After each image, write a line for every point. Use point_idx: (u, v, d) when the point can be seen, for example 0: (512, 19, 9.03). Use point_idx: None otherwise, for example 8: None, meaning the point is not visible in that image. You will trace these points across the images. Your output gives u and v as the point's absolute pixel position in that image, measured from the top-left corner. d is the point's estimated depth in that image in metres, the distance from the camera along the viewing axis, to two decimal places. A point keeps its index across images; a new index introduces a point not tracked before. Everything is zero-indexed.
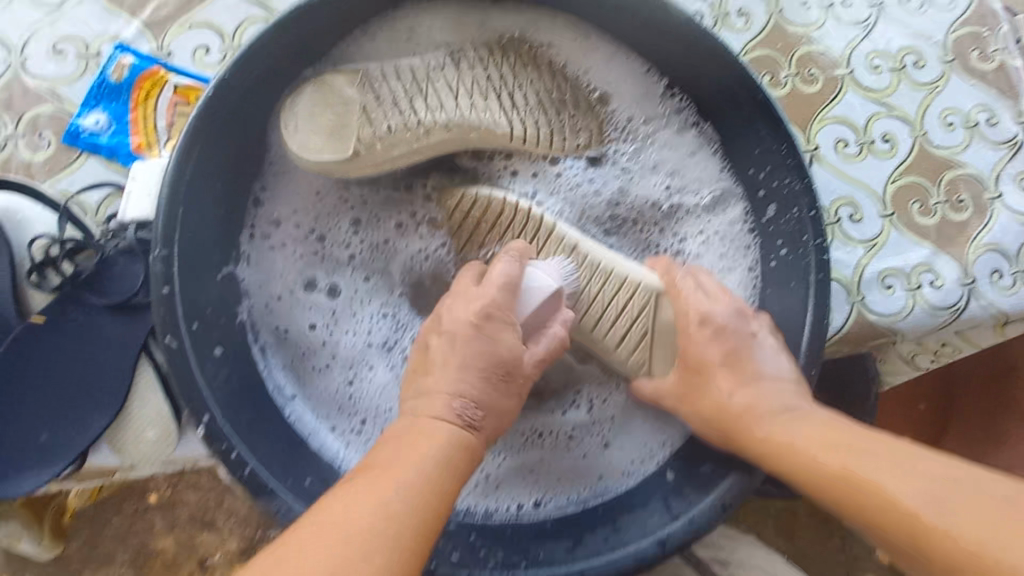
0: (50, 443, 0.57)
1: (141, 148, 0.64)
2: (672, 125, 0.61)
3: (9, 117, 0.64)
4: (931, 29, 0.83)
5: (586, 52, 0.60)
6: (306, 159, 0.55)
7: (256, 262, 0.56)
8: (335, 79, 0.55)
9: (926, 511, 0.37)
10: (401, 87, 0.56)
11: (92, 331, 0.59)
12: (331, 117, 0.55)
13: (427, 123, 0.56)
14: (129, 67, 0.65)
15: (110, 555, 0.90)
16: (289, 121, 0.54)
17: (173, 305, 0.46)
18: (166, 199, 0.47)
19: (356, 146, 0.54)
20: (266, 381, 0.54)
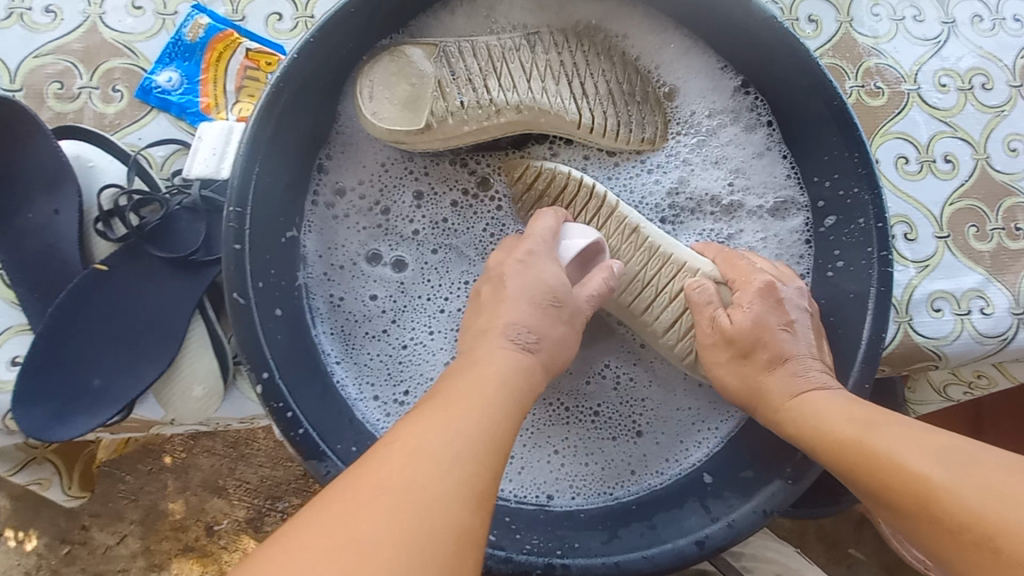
0: (100, 389, 0.58)
1: (208, 108, 0.65)
2: (740, 124, 0.61)
3: (85, 68, 0.65)
4: (1002, 51, 0.81)
5: (657, 51, 0.61)
6: (379, 127, 0.56)
7: (318, 230, 0.58)
8: (413, 50, 0.56)
9: (934, 473, 0.39)
10: (475, 64, 0.56)
11: (149, 283, 0.60)
12: (406, 87, 0.56)
13: (499, 102, 0.56)
14: (204, 28, 0.67)
15: (119, 513, 0.92)
16: (364, 87, 0.55)
17: (242, 262, 0.47)
18: (243, 157, 0.47)
19: (428, 120, 0.55)
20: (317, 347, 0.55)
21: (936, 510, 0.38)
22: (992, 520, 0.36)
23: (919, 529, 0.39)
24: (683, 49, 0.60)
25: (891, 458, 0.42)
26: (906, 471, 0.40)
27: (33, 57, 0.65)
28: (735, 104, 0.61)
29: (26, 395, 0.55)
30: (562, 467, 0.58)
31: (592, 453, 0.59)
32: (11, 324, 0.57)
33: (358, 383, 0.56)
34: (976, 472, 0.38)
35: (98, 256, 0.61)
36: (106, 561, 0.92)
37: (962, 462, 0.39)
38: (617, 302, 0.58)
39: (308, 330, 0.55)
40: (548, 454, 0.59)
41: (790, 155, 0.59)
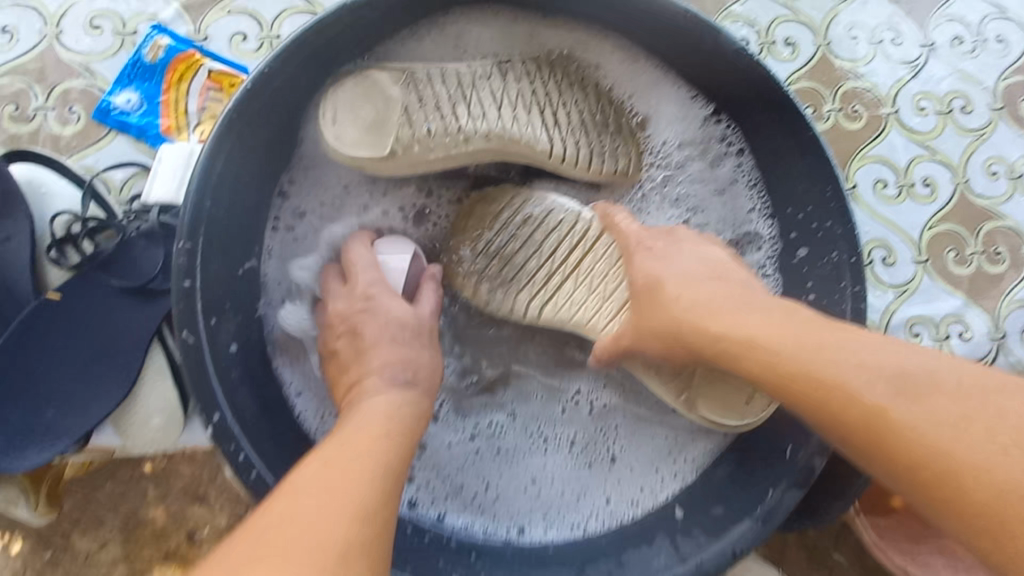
0: (53, 421, 0.55)
1: (169, 130, 0.63)
2: (708, 152, 0.59)
3: (41, 89, 0.63)
4: (981, 74, 0.80)
5: (629, 77, 0.59)
6: (341, 152, 0.53)
7: (277, 255, 0.55)
8: (380, 78, 0.54)
9: (893, 406, 0.35)
10: (445, 91, 0.54)
11: (102, 310, 0.57)
12: (372, 111, 0.53)
13: (468, 130, 0.53)
14: (165, 48, 0.65)
15: (98, 519, 0.77)
16: (326, 111, 0.53)
17: (194, 298, 0.45)
18: (194, 194, 0.46)
19: (393, 146, 0.53)
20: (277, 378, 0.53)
21: (891, 446, 0.34)
22: (955, 455, 0.32)
23: (869, 460, 0.36)
24: (650, 80, 0.59)
25: (844, 392, 0.36)
26: (862, 403, 0.35)
27: None
28: (700, 133, 0.59)
29: None
30: (529, 494, 0.56)
31: (565, 481, 0.57)
32: None
33: (319, 416, 0.53)
34: (937, 403, 0.34)
35: (53, 284, 0.58)
36: (87, 569, 0.77)
37: (919, 390, 0.35)
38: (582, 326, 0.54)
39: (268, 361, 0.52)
40: (517, 481, 0.57)
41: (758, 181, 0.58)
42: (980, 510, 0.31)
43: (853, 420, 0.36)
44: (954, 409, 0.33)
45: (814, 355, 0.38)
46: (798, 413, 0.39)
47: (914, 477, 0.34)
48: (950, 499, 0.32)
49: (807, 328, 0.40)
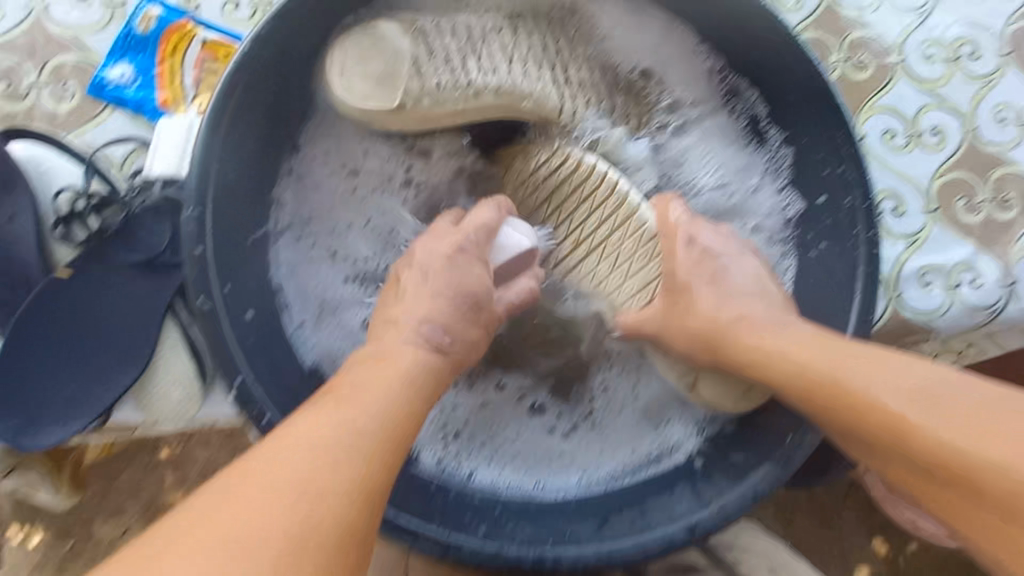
0: (72, 398, 0.56)
1: (166, 103, 0.63)
2: (727, 120, 0.59)
3: (32, 65, 0.62)
4: (989, 19, 0.79)
5: (636, 40, 0.58)
6: (351, 106, 0.52)
7: (287, 200, 0.54)
8: (388, 28, 0.52)
9: (913, 411, 0.37)
10: (455, 44, 0.53)
11: (112, 287, 0.57)
12: (380, 63, 0.52)
13: (479, 84, 0.53)
14: (155, 19, 0.63)
15: (120, 506, 0.79)
16: (334, 62, 0.51)
17: (206, 264, 0.45)
18: (203, 152, 0.46)
19: (402, 98, 0.52)
20: (285, 322, 0.52)
21: (912, 446, 0.37)
22: (969, 454, 0.34)
23: (895, 462, 0.38)
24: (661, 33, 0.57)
25: (868, 400, 0.39)
26: (884, 409, 0.38)
27: None
28: (710, 76, 0.58)
29: None
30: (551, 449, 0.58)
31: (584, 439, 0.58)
32: None
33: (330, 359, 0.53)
34: (958, 409, 0.36)
35: (61, 263, 0.58)
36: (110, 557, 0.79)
37: (942, 399, 0.37)
38: (605, 299, 0.55)
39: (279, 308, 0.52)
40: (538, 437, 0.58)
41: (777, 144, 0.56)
42: (989, 499, 0.34)
43: (876, 424, 0.38)
44: (970, 410, 0.36)
45: (834, 367, 0.41)
46: (823, 420, 0.42)
47: (934, 477, 0.36)
48: (972, 495, 0.34)
49: (826, 342, 0.43)
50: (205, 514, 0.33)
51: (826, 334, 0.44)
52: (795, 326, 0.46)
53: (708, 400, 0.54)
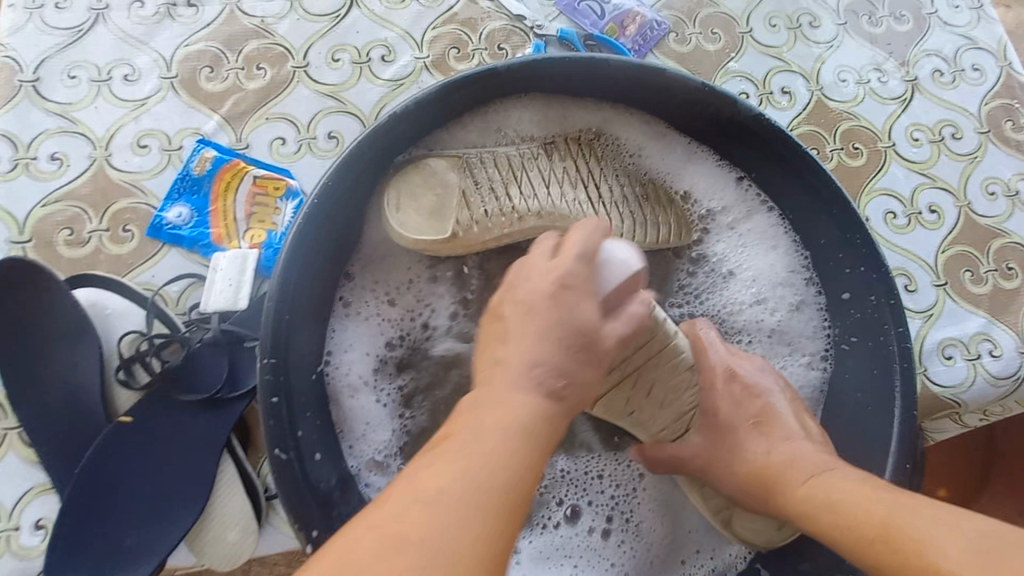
0: (135, 546, 0.56)
1: (220, 238, 0.67)
2: (764, 227, 0.62)
3: (95, 211, 0.66)
4: (964, 102, 0.87)
5: (662, 155, 0.63)
6: (406, 238, 0.56)
7: (344, 340, 0.56)
8: (437, 164, 0.57)
9: (962, 571, 0.36)
10: (497, 175, 0.58)
11: (173, 427, 0.58)
12: (432, 198, 0.57)
13: (521, 209, 0.57)
14: (211, 160, 0.69)
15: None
16: (391, 201, 0.56)
17: (281, 414, 0.47)
18: (275, 297, 0.48)
19: (456, 229, 0.56)
20: (349, 463, 0.53)
21: None
22: None
23: None
24: (685, 147, 0.63)
25: (919, 557, 0.38)
26: (936, 568, 0.37)
27: (40, 206, 0.66)
28: (741, 196, 0.62)
29: (58, 564, 0.54)
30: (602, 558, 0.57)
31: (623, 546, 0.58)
32: (31, 485, 0.57)
33: None
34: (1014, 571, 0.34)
35: (125, 405, 0.60)
36: None
37: (999, 557, 0.35)
38: (642, 427, 0.56)
39: (341, 449, 0.53)
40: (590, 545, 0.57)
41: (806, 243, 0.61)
42: None
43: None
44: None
45: (881, 518, 0.41)
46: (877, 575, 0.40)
47: None
48: None
49: (871, 489, 0.44)
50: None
51: (875, 480, 0.45)
52: (844, 470, 0.48)
53: (742, 536, 0.55)
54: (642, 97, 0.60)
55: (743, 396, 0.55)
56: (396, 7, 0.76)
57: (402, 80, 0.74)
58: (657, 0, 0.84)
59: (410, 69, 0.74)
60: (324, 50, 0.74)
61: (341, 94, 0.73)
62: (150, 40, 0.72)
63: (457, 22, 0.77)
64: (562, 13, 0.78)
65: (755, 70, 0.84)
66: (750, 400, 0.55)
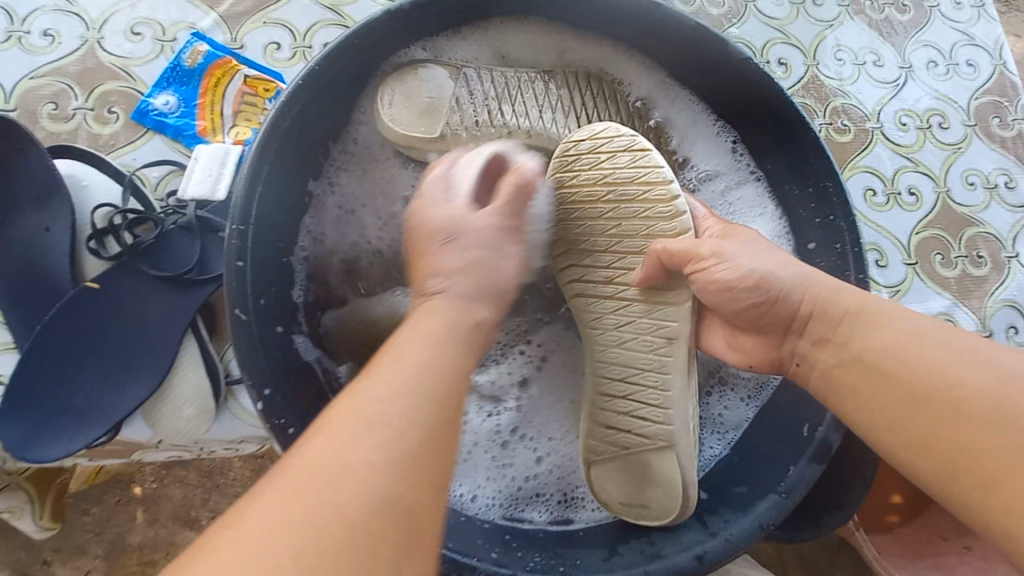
0: (86, 408, 0.56)
1: (205, 131, 0.67)
2: (748, 195, 0.64)
3: (81, 90, 0.66)
4: (956, 94, 0.88)
5: (666, 102, 0.64)
6: (393, 132, 0.57)
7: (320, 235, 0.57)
8: (436, 70, 0.58)
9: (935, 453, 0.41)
10: (492, 89, 0.59)
11: (138, 300, 0.58)
12: (426, 98, 0.58)
13: (512, 125, 0.58)
14: (203, 54, 0.68)
15: (80, 546, 0.73)
16: (384, 94, 0.57)
17: (244, 279, 0.47)
18: (255, 160, 0.49)
19: (444, 130, 0.57)
20: (305, 355, 0.52)
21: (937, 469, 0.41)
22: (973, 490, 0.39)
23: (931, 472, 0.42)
24: (686, 105, 0.64)
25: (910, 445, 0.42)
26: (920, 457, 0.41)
27: (28, 79, 0.66)
28: (730, 154, 0.64)
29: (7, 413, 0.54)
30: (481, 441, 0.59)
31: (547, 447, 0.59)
32: None
33: None
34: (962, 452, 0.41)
35: (88, 275, 0.60)
36: None
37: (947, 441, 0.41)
38: (591, 356, 0.53)
39: (295, 337, 0.52)
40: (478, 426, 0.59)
41: (782, 211, 0.62)
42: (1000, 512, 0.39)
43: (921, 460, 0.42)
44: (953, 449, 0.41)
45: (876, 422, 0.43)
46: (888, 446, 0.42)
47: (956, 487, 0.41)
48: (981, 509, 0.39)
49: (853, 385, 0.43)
50: (298, 488, 0.29)
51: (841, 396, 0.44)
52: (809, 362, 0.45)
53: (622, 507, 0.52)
54: (643, 38, 0.61)
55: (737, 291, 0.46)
56: None
57: None
58: None
59: None
60: None
61: (342, 8, 0.73)
62: None
63: None
64: None
65: (755, 39, 0.85)
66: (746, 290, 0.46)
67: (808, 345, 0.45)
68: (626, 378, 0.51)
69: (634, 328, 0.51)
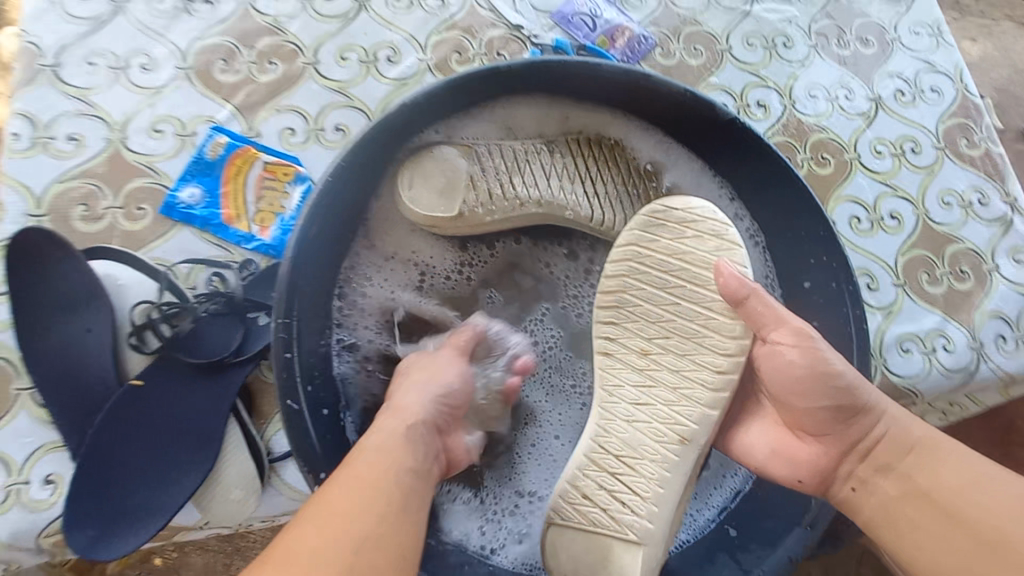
0: (144, 501, 0.59)
1: (230, 218, 0.70)
2: (747, 254, 0.69)
3: (109, 189, 0.70)
4: (924, 119, 0.95)
5: (668, 154, 0.69)
6: (419, 215, 0.61)
7: (347, 310, 0.60)
8: (448, 152, 0.63)
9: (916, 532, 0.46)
10: (503, 165, 0.64)
11: (181, 388, 0.61)
12: (442, 180, 0.62)
13: (522, 197, 0.63)
14: (224, 146, 0.73)
15: None
16: (406, 179, 0.62)
17: (292, 369, 0.51)
18: (291, 256, 0.53)
19: (461, 208, 0.62)
20: (346, 430, 0.57)
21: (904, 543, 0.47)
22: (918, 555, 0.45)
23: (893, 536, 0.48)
24: (687, 163, 0.69)
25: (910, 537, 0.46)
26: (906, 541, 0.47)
27: (58, 182, 0.69)
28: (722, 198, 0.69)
29: (73, 516, 0.57)
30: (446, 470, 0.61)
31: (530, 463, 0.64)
32: (41, 444, 0.61)
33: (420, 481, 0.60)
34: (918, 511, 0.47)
35: (132, 372, 0.64)
36: None
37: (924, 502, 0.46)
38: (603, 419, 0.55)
39: (337, 415, 0.56)
40: None
41: (771, 261, 0.67)
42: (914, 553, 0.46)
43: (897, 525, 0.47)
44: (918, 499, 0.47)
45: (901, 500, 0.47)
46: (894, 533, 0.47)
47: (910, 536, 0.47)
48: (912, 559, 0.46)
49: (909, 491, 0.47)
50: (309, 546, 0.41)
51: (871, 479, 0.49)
52: (835, 448, 0.51)
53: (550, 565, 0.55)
54: (639, 104, 0.66)
55: (806, 379, 0.50)
56: (402, 14, 0.83)
57: (407, 79, 0.80)
58: (645, 18, 0.91)
59: (416, 69, 0.81)
60: (334, 50, 0.79)
61: (349, 90, 0.78)
62: (169, 33, 0.76)
63: (459, 30, 0.85)
64: (557, 24, 0.88)
65: (733, 84, 0.91)
66: (810, 380, 0.50)
67: (869, 472, 0.49)
68: (621, 455, 0.54)
69: (650, 411, 0.54)
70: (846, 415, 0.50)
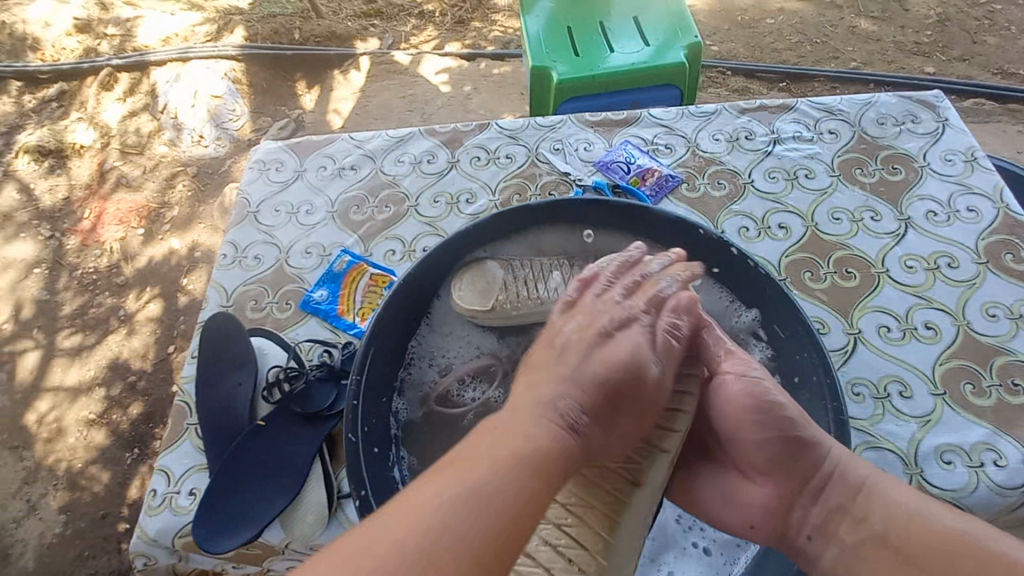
0: (247, 509, 0.77)
1: (343, 311, 0.98)
2: (750, 350, 0.76)
3: (271, 290, 1.02)
4: (961, 237, 0.99)
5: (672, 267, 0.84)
6: (461, 309, 0.81)
7: (407, 380, 0.78)
8: (490, 264, 0.85)
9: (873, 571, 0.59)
10: (531, 274, 0.84)
11: (288, 429, 0.83)
12: (482, 285, 0.83)
13: (545, 298, 0.81)
14: (346, 262, 1.03)
15: None
16: (457, 283, 0.84)
17: (357, 413, 0.72)
18: (371, 333, 0.77)
19: (495, 304, 0.81)
20: (392, 468, 0.71)
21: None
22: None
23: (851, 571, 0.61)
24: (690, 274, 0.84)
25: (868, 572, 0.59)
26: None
27: (242, 285, 1.03)
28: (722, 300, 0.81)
29: (201, 514, 0.76)
30: None
31: None
32: (193, 464, 0.85)
33: None
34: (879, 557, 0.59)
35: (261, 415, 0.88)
36: None
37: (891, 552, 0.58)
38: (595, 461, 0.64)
39: (387, 454, 0.72)
40: None
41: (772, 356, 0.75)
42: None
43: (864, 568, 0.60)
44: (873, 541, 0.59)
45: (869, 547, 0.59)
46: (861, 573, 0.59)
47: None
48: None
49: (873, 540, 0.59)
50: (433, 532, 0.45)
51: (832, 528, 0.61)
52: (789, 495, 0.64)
53: None
54: (644, 230, 0.86)
55: (763, 430, 0.64)
56: (481, 170, 1.14)
57: (479, 214, 1.08)
58: (673, 162, 1.12)
59: (485, 207, 1.08)
60: (429, 196, 1.10)
61: (436, 223, 1.07)
62: (326, 189, 1.14)
63: (522, 178, 1.12)
64: (598, 170, 1.12)
65: (755, 210, 1.05)
66: (767, 435, 0.63)
67: (821, 519, 0.62)
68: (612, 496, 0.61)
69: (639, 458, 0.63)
70: (793, 467, 0.63)
